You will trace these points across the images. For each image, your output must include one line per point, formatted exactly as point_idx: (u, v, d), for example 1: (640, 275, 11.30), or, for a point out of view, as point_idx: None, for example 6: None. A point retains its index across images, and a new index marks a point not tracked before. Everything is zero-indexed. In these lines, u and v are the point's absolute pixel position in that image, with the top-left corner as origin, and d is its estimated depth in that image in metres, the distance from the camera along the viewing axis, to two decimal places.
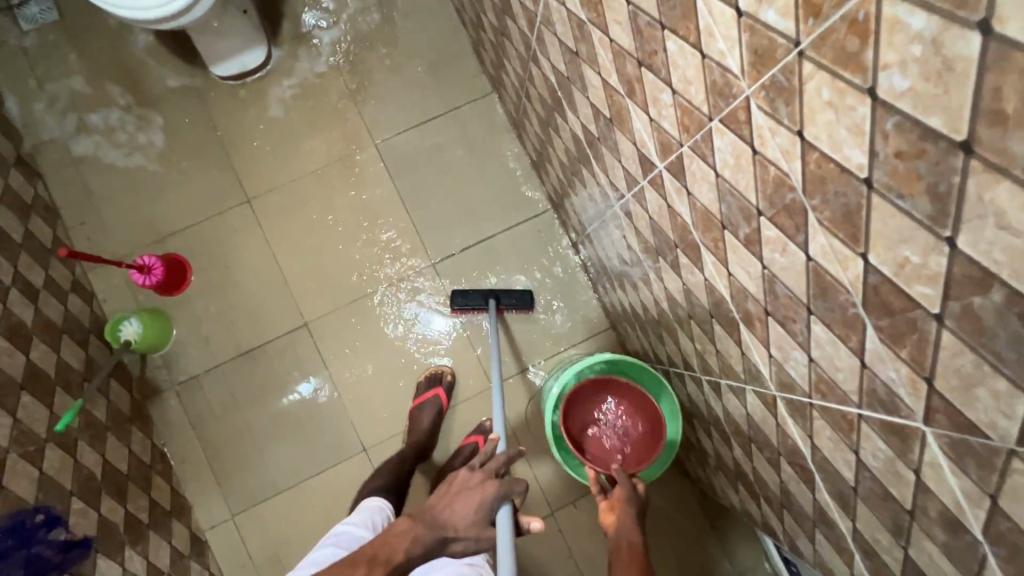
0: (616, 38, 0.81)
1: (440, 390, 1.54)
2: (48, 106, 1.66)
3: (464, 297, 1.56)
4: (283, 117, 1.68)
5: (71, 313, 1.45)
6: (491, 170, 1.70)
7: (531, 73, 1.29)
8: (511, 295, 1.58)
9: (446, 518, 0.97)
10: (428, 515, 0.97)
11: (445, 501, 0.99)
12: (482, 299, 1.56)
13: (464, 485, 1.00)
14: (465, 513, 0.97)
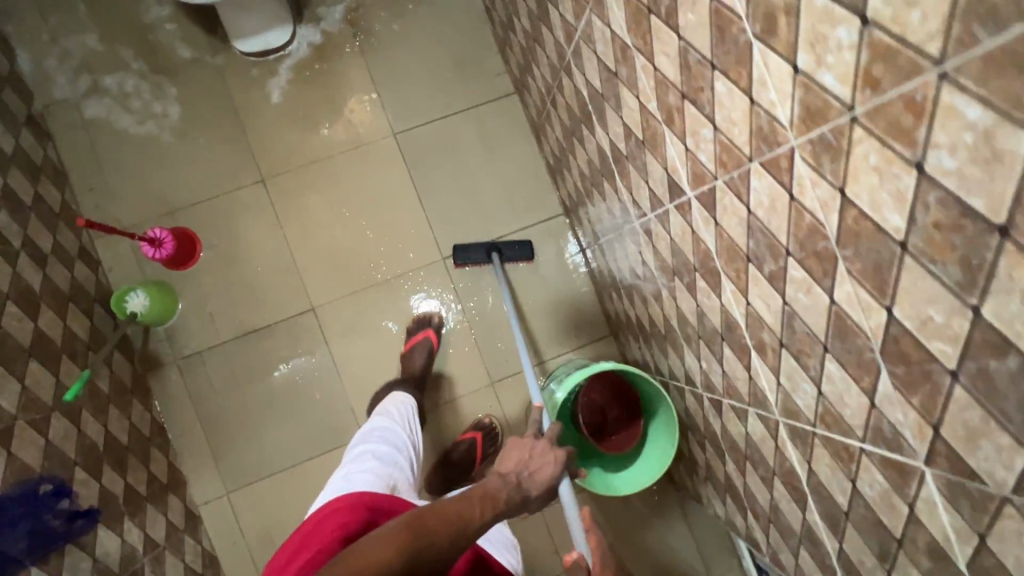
0: (662, 68, 0.84)
1: (430, 331, 1.60)
2: (60, 65, 1.61)
3: (467, 252, 1.50)
4: (303, 98, 1.67)
5: (77, 281, 1.44)
6: (508, 170, 1.72)
7: (561, 83, 1.31)
8: (513, 247, 1.53)
9: (527, 478, 0.97)
10: (510, 475, 0.96)
11: (520, 466, 0.97)
12: (484, 251, 1.51)
13: (537, 449, 1.00)
14: (544, 478, 0.98)
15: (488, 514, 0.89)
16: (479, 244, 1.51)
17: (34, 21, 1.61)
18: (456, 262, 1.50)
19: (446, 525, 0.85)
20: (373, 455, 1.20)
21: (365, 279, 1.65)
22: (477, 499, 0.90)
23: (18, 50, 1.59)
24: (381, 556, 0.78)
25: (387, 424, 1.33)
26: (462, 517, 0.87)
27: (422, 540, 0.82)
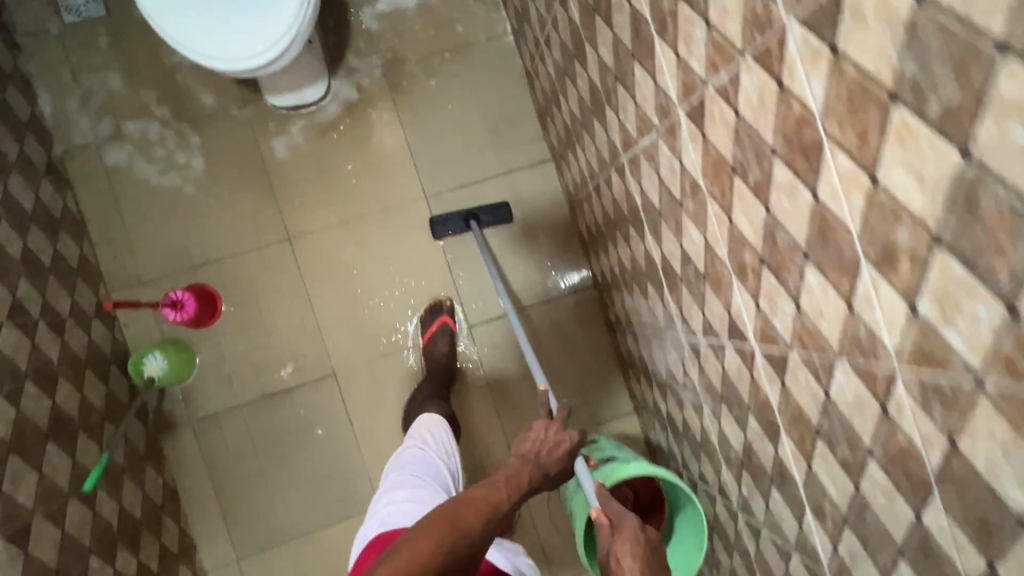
0: (740, 226, 0.81)
1: (445, 317, 1.58)
2: (82, 106, 1.54)
3: (445, 224, 1.50)
4: (334, 155, 1.62)
5: (94, 343, 1.39)
6: (540, 238, 1.68)
7: (608, 175, 1.27)
8: (488, 211, 1.51)
9: (544, 455, 1.00)
10: (531, 457, 0.99)
11: (538, 446, 1.01)
12: (462, 221, 1.50)
13: (550, 429, 1.03)
14: (561, 453, 1.01)
15: (515, 496, 0.91)
16: (455, 215, 1.52)
17: (56, 58, 1.54)
18: (437, 238, 1.50)
19: (481, 509, 0.86)
20: (414, 481, 1.12)
21: (389, 344, 1.61)
22: (503, 481, 0.92)
23: (39, 90, 1.52)
24: (423, 552, 0.76)
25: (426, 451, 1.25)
26: (496, 506, 0.88)
27: (463, 526, 0.82)
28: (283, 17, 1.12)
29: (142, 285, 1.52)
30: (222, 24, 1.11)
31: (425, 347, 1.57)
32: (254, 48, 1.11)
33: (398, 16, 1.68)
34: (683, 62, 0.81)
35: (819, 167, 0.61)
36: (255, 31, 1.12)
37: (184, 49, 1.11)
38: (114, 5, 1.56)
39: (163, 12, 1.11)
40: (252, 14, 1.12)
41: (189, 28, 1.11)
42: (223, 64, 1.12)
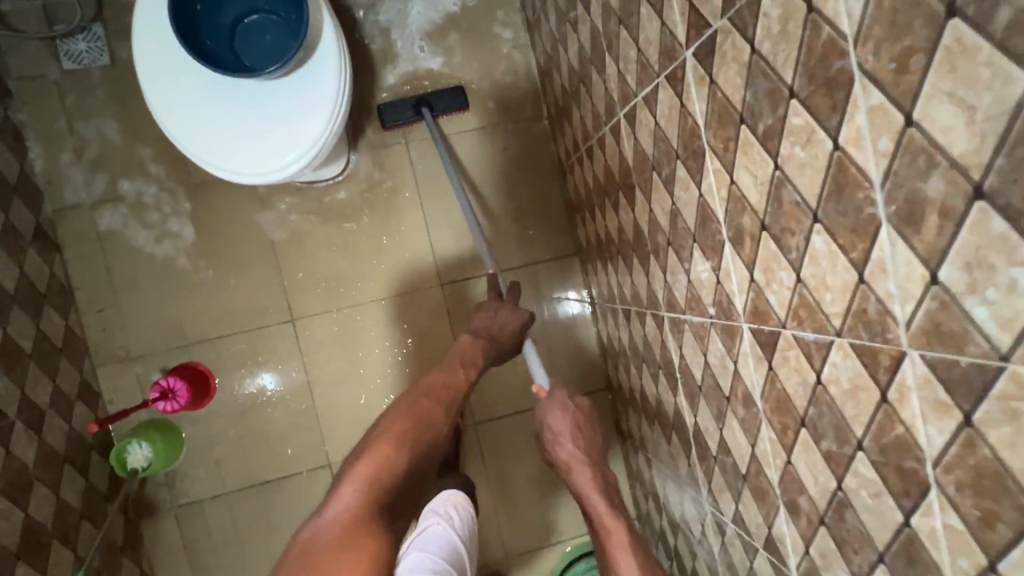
0: (799, 471, 0.74)
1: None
2: (76, 162, 1.42)
3: (394, 107, 1.48)
4: (348, 233, 1.52)
5: (76, 431, 1.29)
6: (556, 333, 1.61)
7: (641, 310, 1.20)
8: (441, 98, 1.51)
9: (497, 334, 1.14)
10: (484, 333, 1.12)
11: (491, 318, 1.15)
12: (412, 108, 1.49)
13: (502, 309, 1.17)
14: (511, 328, 1.16)
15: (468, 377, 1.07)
16: (405, 101, 1.50)
17: (50, 107, 1.40)
18: (385, 126, 1.48)
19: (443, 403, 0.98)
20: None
21: None
22: (459, 365, 1.06)
23: (30, 142, 1.39)
24: (397, 430, 0.89)
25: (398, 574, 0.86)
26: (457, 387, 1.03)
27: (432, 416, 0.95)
28: (315, 123, 1.00)
29: (131, 360, 1.43)
30: (250, 136, 1.00)
31: None
32: (284, 158, 1.01)
33: (427, 84, 1.56)
34: (758, 286, 0.73)
35: (917, 498, 0.55)
36: (285, 140, 1.00)
37: (209, 166, 1.01)
38: (117, 52, 1.42)
39: (179, 121, 0.99)
40: (280, 121, 1.00)
41: (212, 142, 1.00)
42: (248, 176, 1.01)
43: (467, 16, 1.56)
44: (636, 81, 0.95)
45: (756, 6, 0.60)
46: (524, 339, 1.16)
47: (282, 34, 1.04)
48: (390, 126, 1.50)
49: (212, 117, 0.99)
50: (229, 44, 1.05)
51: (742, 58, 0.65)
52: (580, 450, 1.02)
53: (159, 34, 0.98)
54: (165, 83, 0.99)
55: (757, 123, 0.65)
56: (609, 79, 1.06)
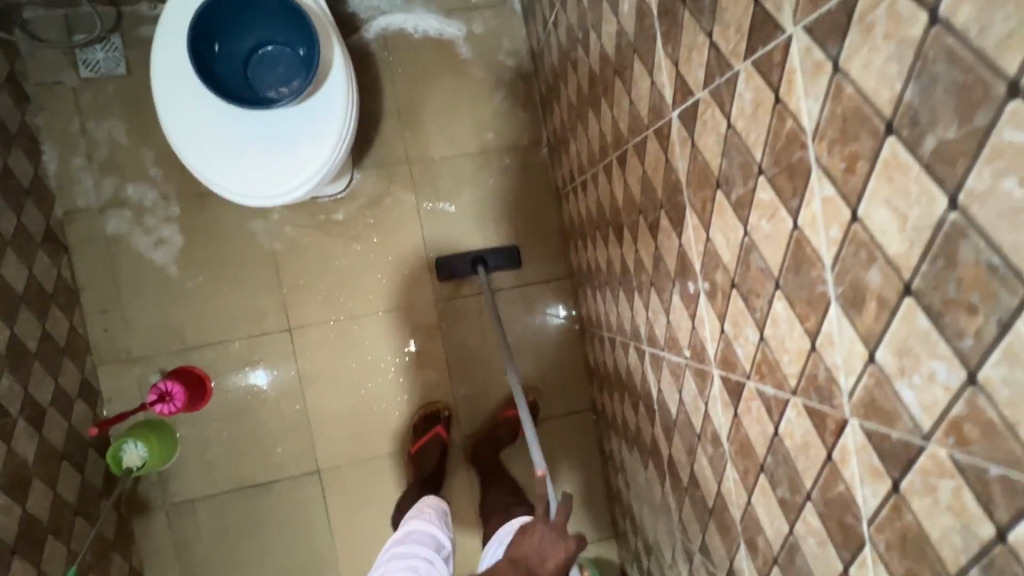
0: (757, 513, 0.79)
1: (441, 428, 1.54)
2: (87, 167, 1.46)
3: (453, 265, 1.56)
4: (348, 248, 1.58)
5: (74, 429, 1.34)
6: (545, 354, 1.66)
7: (626, 344, 1.25)
8: (495, 253, 1.58)
9: (536, 568, 0.95)
10: (518, 562, 0.96)
11: (531, 547, 0.97)
12: (470, 262, 1.56)
13: (547, 535, 0.97)
14: (553, 562, 0.95)
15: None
16: (463, 255, 1.58)
17: (65, 113, 1.45)
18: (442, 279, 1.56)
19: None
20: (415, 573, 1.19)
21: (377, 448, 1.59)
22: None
23: (44, 145, 1.44)
24: None
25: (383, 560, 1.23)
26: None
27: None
28: (318, 152, 1.05)
29: (131, 361, 1.48)
30: (255, 160, 1.05)
31: (415, 456, 1.52)
32: (289, 182, 1.05)
33: (432, 107, 1.60)
34: (728, 337, 0.78)
35: (854, 550, 0.60)
36: (289, 166, 1.05)
37: (213, 184, 1.05)
38: (133, 62, 1.47)
39: (190, 146, 1.03)
40: (288, 147, 1.05)
41: (218, 162, 1.04)
42: (256, 198, 1.06)
43: (474, 42, 1.61)
44: (628, 131, 1.00)
45: (733, 86, 0.65)
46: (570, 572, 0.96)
47: (293, 66, 1.12)
48: (446, 279, 1.58)
49: (220, 139, 1.04)
50: (242, 74, 1.12)
51: (719, 130, 0.70)
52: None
53: (174, 56, 1.03)
54: (177, 102, 1.03)
55: (731, 191, 0.70)
56: (604, 124, 1.11)
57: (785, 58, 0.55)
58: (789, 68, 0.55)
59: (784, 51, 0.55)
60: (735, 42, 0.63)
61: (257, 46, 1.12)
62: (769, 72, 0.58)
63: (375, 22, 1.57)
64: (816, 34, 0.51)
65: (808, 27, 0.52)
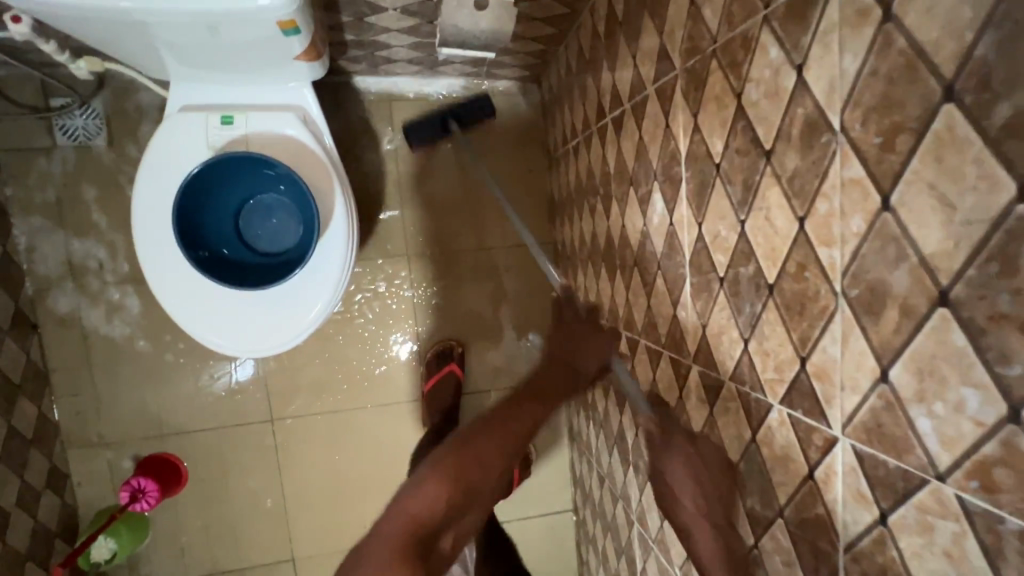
0: None
1: (454, 365, 1.49)
2: (60, 242, 1.36)
3: (419, 126, 1.23)
4: (336, 341, 1.51)
5: (40, 525, 1.28)
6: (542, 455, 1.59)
7: (614, 495, 1.22)
8: (468, 106, 1.27)
9: (577, 368, 0.86)
10: (558, 358, 0.86)
11: (570, 349, 0.87)
12: (439, 123, 1.25)
13: (583, 327, 0.89)
14: (597, 359, 0.88)
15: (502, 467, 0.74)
16: (430, 115, 1.25)
17: (39, 183, 1.34)
18: (415, 152, 1.22)
19: (483, 479, 0.72)
20: None
21: (355, 542, 1.55)
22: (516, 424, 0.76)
23: (14, 216, 1.34)
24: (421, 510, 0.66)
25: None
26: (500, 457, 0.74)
27: (477, 475, 0.71)
28: (314, 304, 0.97)
29: (103, 446, 1.43)
30: (253, 315, 0.97)
31: None
32: (297, 328, 0.97)
33: (436, 195, 1.52)
34: None
35: None
36: (290, 316, 0.97)
37: (216, 347, 0.97)
38: (114, 131, 1.35)
39: (185, 318, 0.96)
40: (291, 292, 0.97)
41: (218, 323, 0.97)
42: (264, 350, 0.98)
43: (483, 132, 1.53)
44: (641, 324, 0.94)
45: (763, 412, 0.60)
46: (613, 366, 0.88)
47: (288, 213, 1.04)
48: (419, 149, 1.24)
49: (218, 302, 0.96)
50: (234, 227, 1.03)
51: (743, 432, 0.65)
52: (699, 510, 0.74)
53: (157, 222, 0.94)
54: (159, 262, 0.95)
55: (744, 493, 0.66)
56: (617, 291, 1.05)
57: (826, 449, 0.51)
58: (829, 462, 0.51)
59: (827, 443, 0.51)
60: (773, 375, 0.58)
61: (246, 199, 1.03)
62: (805, 441, 0.54)
63: (382, 100, 1.47)
64: (866, 465, 0.46)
65: (857, 448, 0.47)
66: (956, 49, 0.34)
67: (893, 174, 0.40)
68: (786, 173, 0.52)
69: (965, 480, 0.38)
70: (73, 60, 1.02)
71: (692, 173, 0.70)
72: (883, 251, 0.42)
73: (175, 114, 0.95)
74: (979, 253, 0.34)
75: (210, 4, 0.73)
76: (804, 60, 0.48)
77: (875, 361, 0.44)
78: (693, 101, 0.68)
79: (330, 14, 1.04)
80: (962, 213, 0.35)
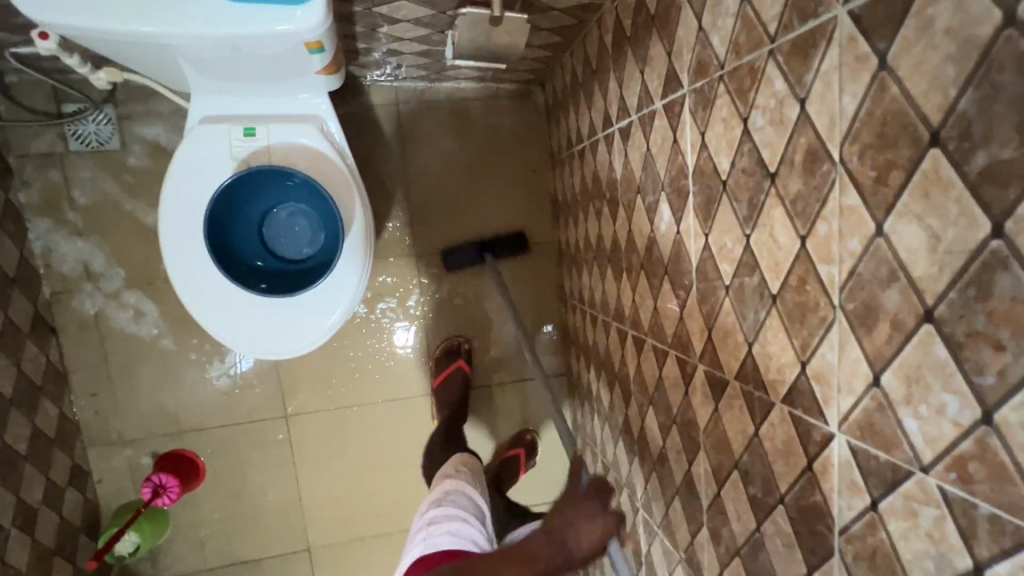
0: None
1: (462, 361, 1.54)
2: (78, 244, 1.39)
3: (460, 253, 1.52)
4: (347, 339, 1.56)
5: (66, 520, 1.33)
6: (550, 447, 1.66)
7: (619, 484, 1.27)
8: (503, 242, 1.55)
9: (569, 547, 0.84)
10: (556, 532, 0.86)
11: (561, 523, 0.86)
12: (476, 251, 1.52)
13: (584, 509, 0.86)
14: (589, 541, 0.85)
15: None
16: (471, 244, 1.53)
17: (56, 188, 1.36)
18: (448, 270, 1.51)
19: None
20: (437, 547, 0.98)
21: (367, 530, 1.61)
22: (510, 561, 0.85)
23: (30, 220, 1.36)
24: None
25: (444, 534, 0.99)
26: None
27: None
28: (335, 309, 1.01)
29: (123, 444, 1.48)
30: (276, 321, 1.01)
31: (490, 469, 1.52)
32: (318, 332, 1.02)
33: (443, 196, 1.56)
34: None
35: None
36: (311, 322, 1.02)
37: (241, 350, 1.02)
38: (128, 138, 1.38)
39: (213, 325, 1.00)
40: (313, 299, 1.01)
41: (243, 327, 1.01)
42: (286, 354, 1.03)
43: (488, 135, 1.57)
44: (648, 325, 1.00)
45: (766, 410, 0.66)
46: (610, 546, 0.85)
47: (310, 223, 1.08)
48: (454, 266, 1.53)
49: (242, 308, 1.00)
50: (258, 236, 1.07)
51: (746, 427, 0.71)
52: None
53: (187, 233, 0.98)
54: (187, 270, 0.98)
55: (748, 482, 0.72)
56: (623, 294, 1.11)
57: (824, 443, 0.57)
58: (825, 455, 0.57)
59: (824, 439, 0.57)
60: (775, 376, 0.64)
61: (270, 210, 1.06)
62: (805, 437, 0.60)
63: (389, 103, 1.51)
64: (859, 457, 0.52)
65: (851, 442, 0.53)
66: (942, 101, 0.39)
67: (887, 204, 0.45)
68: (789, 195, 0.57)
69: (945, 472, 0.44)
70: (94, 71, 1.05)
71: (699, 188, 0.75)
72: (877, 271, 0.47)
73: (198, 126, 0.98)
74: (959, 279, 0.40)
75: (241, 26, 0.77)
76: (806, 94, 0.53)
77: (868, 367, 0.50)
78: (700, 121, 0.73)
79: (346, 26, 1.07)
80: (946, 242, 0.41)
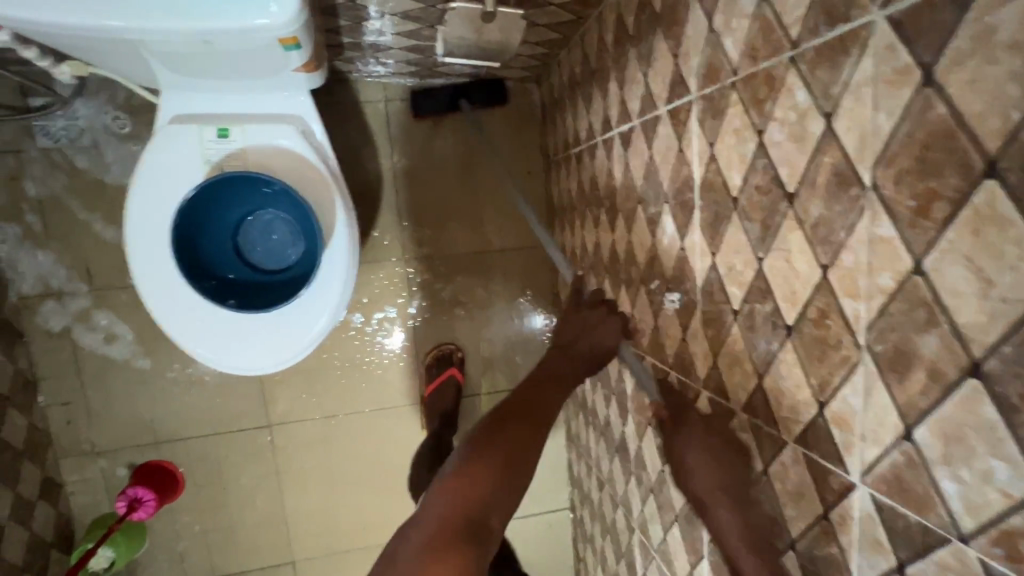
0: None
1: (455, 369, 1.49)
2: (48, 247, 1.32)
3: (429, 101, 1.41)
4: (333, 347, 1.49)
5: (36, 535, 1.27)
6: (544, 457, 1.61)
7: (614, 500, 1.23)
8: (479, 89, 1.43)
9: (591, 344, 0.84)
10: (567, 346, 0.83)
11: (575, 331, 0.85)
12: (448, 99, 1.42)
13: (592, 313, 0.87)
14: (609, 336, 0.85)
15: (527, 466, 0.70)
16: (444, 91, 1.42)
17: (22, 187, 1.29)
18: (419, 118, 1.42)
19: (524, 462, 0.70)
20: None
21: (354, 542, 1.56)
22: (528, 417, 0.74)
23: None
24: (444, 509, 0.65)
25: None
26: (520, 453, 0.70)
27: (520, 456, 0.70)
28: (314, 321, 0.95)
29: (98, 455, 1.41)
30: (250, 335, 0.95)
31: None
32: (296, 345, 0.96)
33: (433, 197, 1.50)
34: None
35: None
36: (288, 336, 0.95)
37: (215, 365, 0.95)
38: (101, 135, 1.31)
39: (183, 336, 0.94)
40: (289, 310, 0.95)
41: (216, 341, 0.95)
42: (262, 368, 0.97)
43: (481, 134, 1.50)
44: (646, 342, 0.94)
45: (777, 448, 0.61)
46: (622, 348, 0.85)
47: (288, 231, 1.02)
48: (427, 117, 1.43)
49: (215, 321, 0.94)
50: (232, 244, 1.01)
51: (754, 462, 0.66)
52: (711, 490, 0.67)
53: (154, 244, 0.91)
54: (154, 282, 0.92)
55: None
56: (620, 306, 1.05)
57: (843, 493, 0.52)
58: (845, 506, 0.52)
59: (844, 489, 0.51)
60: (788, 413, 0.58)
61: (244, 216, 1.00)
62: (821, 483, 0.55)
63: (377, 99, 1.44)
64: (884, 514, 0.47)
65: (875, 497, 0.48)
66: (1002, 125, 0.34)
67: (928, 240, 0.40)
68: (809, 220, 0.51)
69: (989, 546, 0.39)
70: (56, 65, 0.98)
71: (706, 202, 0.70)
72: (913, 313, 0.42)
73: (167, 126, 0.91)
74: (1016, 332, 0.35)
75: (207, 20, 0.70)
76: (833, 109, 0.47)
77: (899, 418, 0.44)
78: (709, 130, 0.67)
79: (328, 18, 1.00)
80: (1000, 288, 0.35)
